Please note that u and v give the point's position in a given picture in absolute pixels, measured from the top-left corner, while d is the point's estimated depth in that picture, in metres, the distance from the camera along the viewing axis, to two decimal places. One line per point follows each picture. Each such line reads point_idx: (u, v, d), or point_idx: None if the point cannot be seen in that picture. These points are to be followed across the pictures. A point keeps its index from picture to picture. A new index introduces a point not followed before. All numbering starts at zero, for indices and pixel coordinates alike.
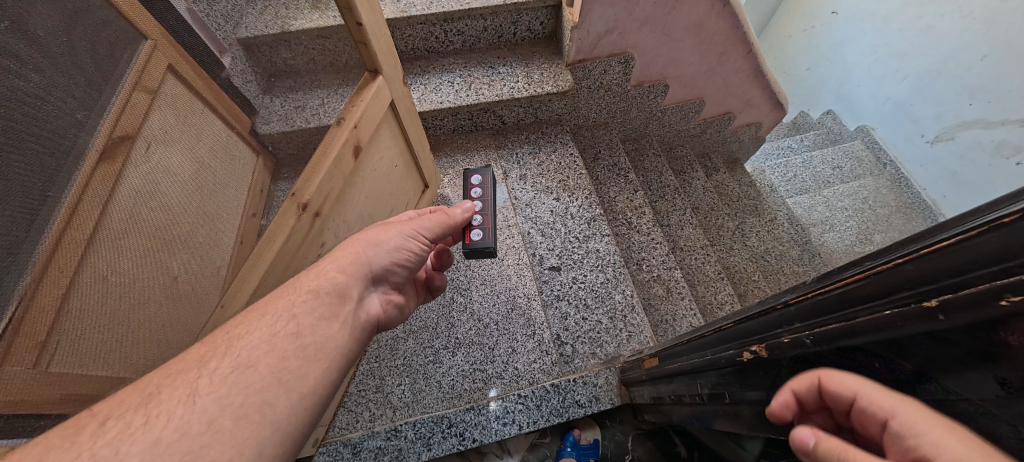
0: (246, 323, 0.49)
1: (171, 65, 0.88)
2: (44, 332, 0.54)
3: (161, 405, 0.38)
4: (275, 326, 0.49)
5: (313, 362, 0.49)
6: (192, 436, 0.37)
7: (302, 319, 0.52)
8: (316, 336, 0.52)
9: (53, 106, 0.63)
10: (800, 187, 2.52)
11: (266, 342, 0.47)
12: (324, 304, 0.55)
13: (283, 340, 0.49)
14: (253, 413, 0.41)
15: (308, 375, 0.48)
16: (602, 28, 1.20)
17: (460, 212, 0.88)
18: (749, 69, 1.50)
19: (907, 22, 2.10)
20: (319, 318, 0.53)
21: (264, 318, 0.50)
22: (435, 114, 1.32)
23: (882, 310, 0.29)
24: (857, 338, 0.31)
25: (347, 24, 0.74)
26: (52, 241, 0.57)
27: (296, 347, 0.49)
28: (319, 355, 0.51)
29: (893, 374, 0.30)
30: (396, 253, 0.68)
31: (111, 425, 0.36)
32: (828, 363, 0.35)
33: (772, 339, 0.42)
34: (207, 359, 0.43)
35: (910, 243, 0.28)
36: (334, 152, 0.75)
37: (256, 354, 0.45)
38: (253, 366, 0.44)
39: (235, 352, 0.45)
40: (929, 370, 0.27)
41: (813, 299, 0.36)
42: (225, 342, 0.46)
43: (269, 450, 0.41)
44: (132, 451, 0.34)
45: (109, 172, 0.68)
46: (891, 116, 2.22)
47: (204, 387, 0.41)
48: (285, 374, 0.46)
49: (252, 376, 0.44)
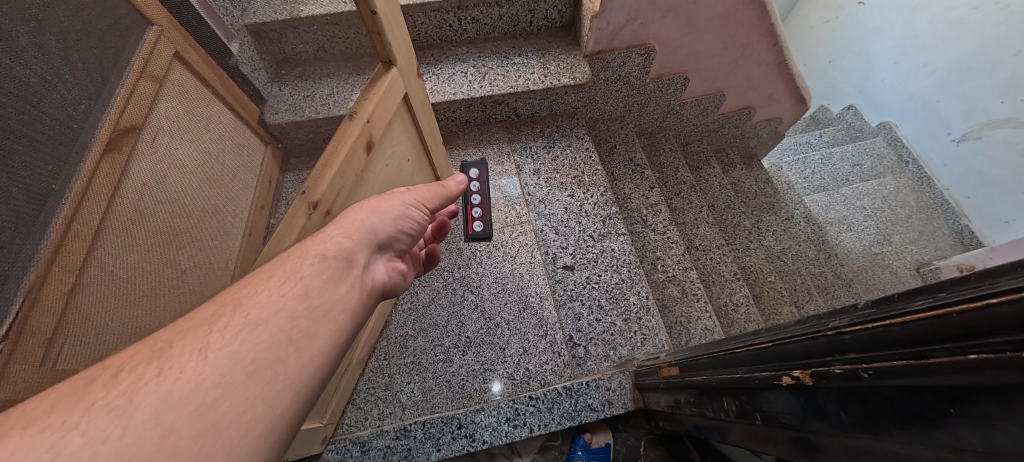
0: (254, 284, 0.44)
1: (177, 52, 0.88)
2: (50, 328, 0.52)
3: (173, 358, 0.34)
4: (282, 287, 0.44)
5: (323, 321, 0.44)
6: (206, 388, 0.33)
7: (310, 280, 0.46)
8: (326, 298, 0.46)
9: (56, 95, 0.62)
10: (817, 186, 2.31)
11: (276, 301, 0.42)
12: (330, 264, 0.50)
13: (292, 299, 0.44)
14: (265, 370, 0.37)
15: (318, 336, 0.43)
16: (622, 18, 1.14)
17: (454, 184, 0.88)
18: (774, 62, 1.43)
19: (937, 15, 1.96)
20: (327, 279, 0.48)
21: (273, 278, 0.45)
22: (448, 105, 1.28)
23: (967, 354, 0.24)
24: (930, 379, 0.27)
25: (361, 13, 0.70)
26: (58, 237, 0.55)
27: (305, 308, 0.44)
28: (327, 315, 0.45)
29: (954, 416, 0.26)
30: (400, 219, 0.66)
31: (124, 377, 0.32)
32: (892, 400, 0.31)
33: (819, 367, 0.38)
34: (216, 317, 0.39)
35: (1003, 277, 0.23)
36: (346, 148, 0.71)
37: (267, 312, 0.41)
38: (264, 323, 0.40)
39: (245, 310, 0.40)
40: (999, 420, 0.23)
41: (873, 331, 0.32)
42: (234, 301, 0.42)
43: (283, 406, 0.37)
44: (144, 402, 0.30)
45: (115, 164, 0.68)
46: (917, 112, 2.15)
47: (215, 343, 0.36)
48: (296, 333, 0.41)
49: (263, 333, 0.39)
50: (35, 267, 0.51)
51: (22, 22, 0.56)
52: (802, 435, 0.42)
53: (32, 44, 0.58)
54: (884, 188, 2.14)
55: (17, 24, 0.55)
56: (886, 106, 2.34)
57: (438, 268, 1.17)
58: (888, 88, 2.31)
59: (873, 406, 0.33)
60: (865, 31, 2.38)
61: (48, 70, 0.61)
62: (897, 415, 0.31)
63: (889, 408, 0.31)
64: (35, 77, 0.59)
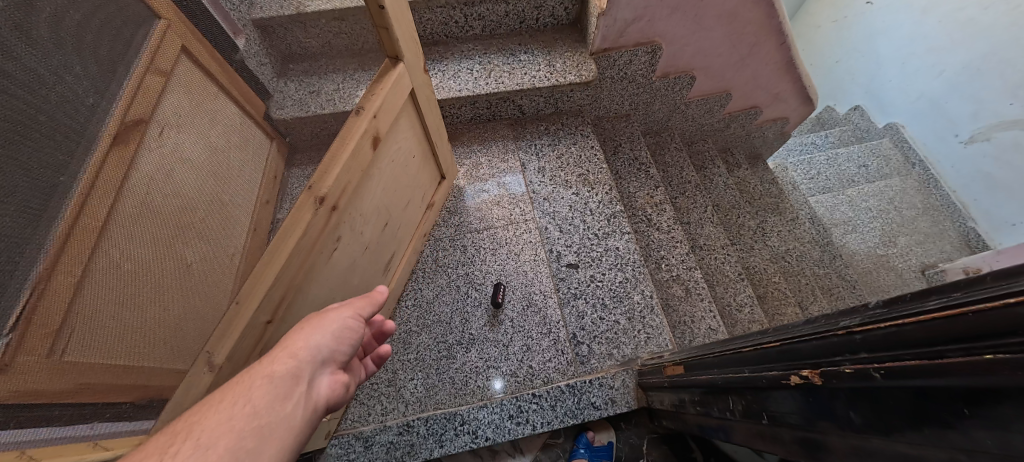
0: (204, 408, 0.42)
1: (184, 46, 0.88)
2: (59, 319, 0.54)
3: None
4: (232, 409, 0.42)
5: (269, 440, 0.41)
6: None
7: (257, 400, 0.43)
8: (274, 415, 0.43)
9: (65, 87, 0.62)
10: (822, 186, 2.28)
11: (225, 422, 0.40)
12: (274, 386, 0.46)
13: (239, 420, 0.41)
14: None
15: (263, 456, 0.40)
16: (630, 15, 1.13)
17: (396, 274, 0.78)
18: (782, 61, 1.42)
19: (946, 16, 1.95)
20: (274, 399, 0.45)
21: (222, 402, 0.42)
22: (453, 102, 1.28)
23: (983, 353, 0.23)
24: (944, 379, 0.26)
25: (369, 8, 0.70)
26: (65, 230, 0.57)
27: (253, 426, 0.41)
28: (273, 435, 0.42)
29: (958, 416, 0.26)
30: (345, 332, 0.58)
31: None
32: (904, 401, 0.30)
33: (829, 366, 0.37)
34: (168, 444, 0.37)
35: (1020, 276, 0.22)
36: (353, 142, 0.71)
37: (215, 433, 0.38)
38: (214, 444, 0.37)
39: (197, 434, 0.38)
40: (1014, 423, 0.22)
41: (885, 330, 0.31)
42: (185, 427, 0.39)
43: None
44: None
45: (122, 157, 0.69)
46: (925, 113, 2.13)
47: None
48: (241, 454, 0.38)
49: (212, 454, 0.36)
50: (41, 261, 0.52)
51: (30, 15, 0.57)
52: (809, 435, 0.42)
53: (41, 35, 0.59)
54: (890, 190, 2.13)
55: (26, 15, 0.56)
56: (894, 107, 2.32)
57: (441, 265, 1.17)
58: (896, 89, 2.29)
59: (885, 408, 0.32)
60: (875, 30, 2.36)
61: (56, 62, 0.62)
62: (909, 416, 0.30)
63: (901, 409, 0.30)
64: (43, 69, 0.59)
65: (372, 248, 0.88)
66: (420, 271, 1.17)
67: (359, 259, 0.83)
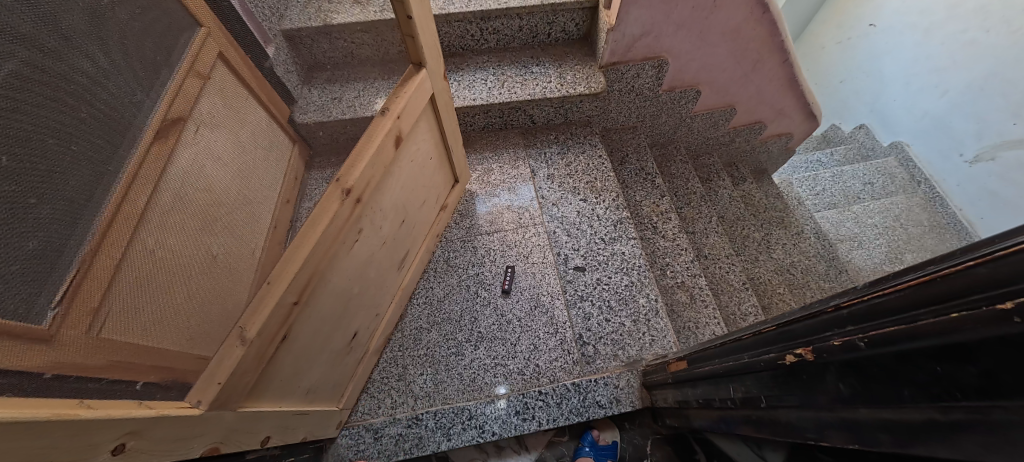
0: None
1: (220, 53, 0.96)
2: (96, 300, 0.61)
3: None
4: None
5: None
6: None
7: None
8: None
9: (116, 86, 0.71)
10: (828, 202, 2.31)
11: None
12: None
13: None
14: None
15: None
16: (637, 31, 1.20)
17: None
18: (784, 78, 1.47)
19: (949, 38, 2.00)
20: None
21: None
22: (468, 110, 1.34)
23: (950, 312, 0.26)
24: (918, 342, 0.29)
25: (398, 17, 0.76)
26: (112, 210, 0.66)
27: None
28: None
29: (930, 376, 0.28)
30: None
31: None
32: (886, 368, 0.32)
33: (820, 342, 0.39)
34: None
35: (975, 247, 0.26)
36: (378, 140, 0.75)
37: None
38: None
39: None
40: (990, 379, 0.24)
41: (871, 303, 0.34)
42: None
43: None
44: None
45: (161, 152, 0.78)
46: (930, 131, 2.16)
47: None
48: None
49: None
50: (88, 242, 0.61)
51: (84, 18, 0.64)
52: (805, 414, 0.43)
53: (91, 42, 0.66)
54: (896, 207, 2.14)
55: (77, 18, 0.63)
56: (899, 126, 2.35)
57: (453, 265, 1.21)
58: (900, 108, 2.33)
59: (867, 377, 0.34)
60: (878, 52, 2.41)
61: (105, 65, 0.69)
62: (890, 381, 0.32)
63: (883, 376, 0.32)
64: (91, 70, 0.66)
65: (389, 243, 0.92)
66: (431, 271, 1.20)
67: (377, 253, 0.87)
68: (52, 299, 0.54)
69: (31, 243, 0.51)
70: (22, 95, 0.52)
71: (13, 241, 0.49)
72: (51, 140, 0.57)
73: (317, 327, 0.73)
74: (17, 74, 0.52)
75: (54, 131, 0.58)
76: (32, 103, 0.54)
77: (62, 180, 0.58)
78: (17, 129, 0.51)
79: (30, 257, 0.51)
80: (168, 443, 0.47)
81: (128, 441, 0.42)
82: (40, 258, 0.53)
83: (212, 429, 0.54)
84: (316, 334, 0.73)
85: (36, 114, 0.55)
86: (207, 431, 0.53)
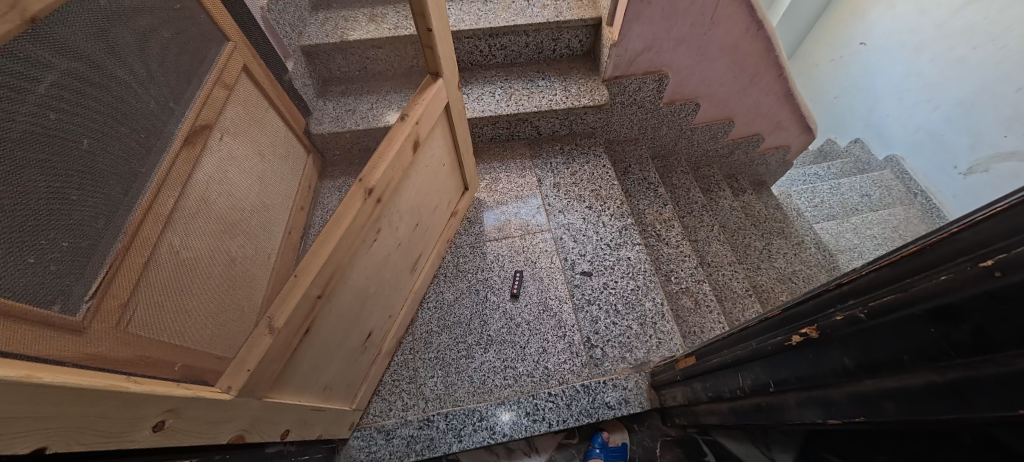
0: None
1: (245, 65, 1.00)
2: (126, 294, 0.63)
3: None
4: None
5: None
6: None
7: None
8: None
9: (149, 94, 0.76)
10: (828, 214, 2.28)
11: None
12: None
13: None
14: None
15: None
16: (639, 46, 1.26)
17: None
18: (780, 92, 1.54)
19: (940, 54, 2.07)
20: None
21: None
22: (477, 121, 1.39)
23: (939, 275, 0.30)
24: (911, 307, 0.32)
25: (418, 31, 0.82)
26: (142, 211, 0.69)
27: None
28: None
29: (923, 338, 0.31)
30: None
31: None
32: (884, 336, 0.35)
33: (824, 319, 0.42)
34: None
35: (960, 218, 0.30)
36: (398, 144, 0.79)
37: None
38: None
39: None
40: (980, 332, 0.27)
41: (870, 278, 0.37)
42: None
43: None
44: None
45: (189, 158, 0.81)
46: (924, 145, 2.22)
47: None
48: None
49: None
50: (118, 242, 0.63)
51: (120, 31, 0.68)
52: (812, 392, 0.45)
53: (125, 53, 0.70)
54: (894, 219, 2.13)
55: (117, 32, 0.68)
56: (894, 139, 2.42)
57: (462, 270, 1.24)
58: (895, 123, 2.40)
59: (868, 347, 0.36)
60: (872, 68, 2.49)
61: (136, 76, 0.74)
62: (889, 348, 0.34)
63: (883, 344, 0.35)
64: (122, 80, 0.70)
65: (404, 245, 0.95)
66: (441, 275, 1.23)
67: (392, 254, 0.90)
68: (83, 294, 0.56)
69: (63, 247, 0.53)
70: (61, 103, 0.56)
71: (48, 243, 0.51)
72: (84, 145, 0.61)
73: (336, 323, 0.75)
74: (62, 83, 0.56)
75: (86, 135, 0.61)
76: (70, 112, 0.58)
77: (94, 186, 0.61)
78: (54, 132, 0.54)
79: (64, 257, 0.53)
80: (199, 426, 0.48)
81: (167, 419, 0.44)
82: (74, 255, 0.56)
83: (239, 416, 0.55)
84: (335, 330, 0.76)
85: (74, 120, 0.58)
86: (234, 417, 0.55)
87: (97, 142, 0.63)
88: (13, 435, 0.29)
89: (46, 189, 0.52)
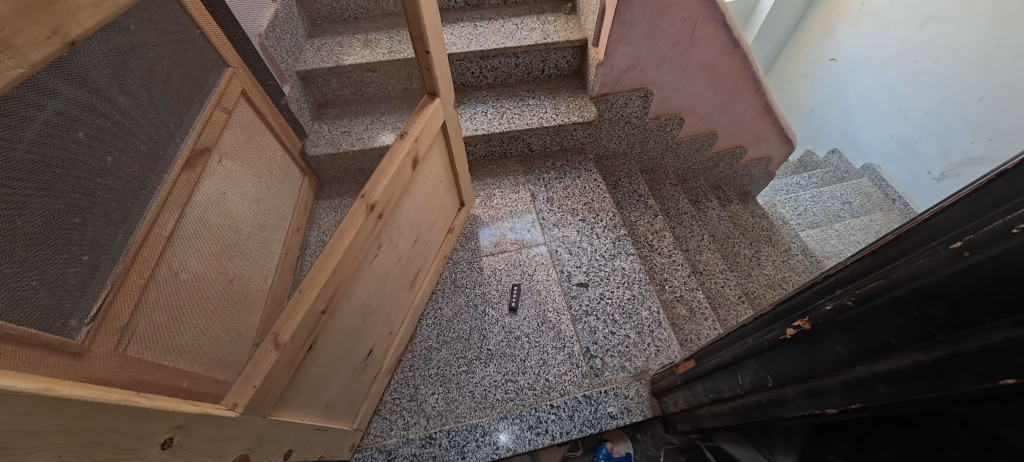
0: None
1: (244, 91, 1.01)
2: (124, 319, 0.62)
3: None
4: None
5: None
6: None
7: None
8: None
9: (154, 116, 0.77)
10: (811, 222, 2.34)
11: None
12: None
13: None
14: None
15: None
16: (624, 65, 1.32)
17: None
18: (758, 106, 1.62)
19: (905, 67, 2.20)
20: None
21: None
22: (470, 139, 1.43)
23: (917, 259, 0.32)
24: (894, 290, 0.34)
25: (416, 53, 0.86)
26: (143, 232, 0.69)
27: None
28: None
29: (908, 319, 0.33)
30: None
31: None
32: (872, 320, 0.37)
33: (815, 310, 0.45)
34: None
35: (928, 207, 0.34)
36: (398, 162, 0.82)
37: None
38: None
39: None
40: (958, 308, 0.30)
41: (854, 266, 0.40)
42: None
43: None
44: None
45: (190, 180, 0.81)
46: (897, 153, 2.33)
47: None
48: None
49: None
50: (118, 264, 0.63)
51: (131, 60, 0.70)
52: (808, 384, 0.47)
53: (131, 80, 0.72)
54: (874, 224, 2.19)
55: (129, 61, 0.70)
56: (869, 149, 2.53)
57: (460, 285, 1.25)
58: (869, 132, 2.51)
59: (858, 332, 0.39)
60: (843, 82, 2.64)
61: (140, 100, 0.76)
62: (877, 331, 0.37)
63: (872, 328, 0.37)
64: (127, 104, 0.71)
65: (404, 261, 0.96)
66: (439, 291, 1.23)
67: (393, 269, 0.91)
68: (87, 311, 0.56)
69: (58, 265, 0.53)
70: (66, 125, 0.56)
71: (43, 261, 0.50)
72: (86, 164, 0.61)
73: (339, 339, 0.75)
74: (70, 107, 0.57)
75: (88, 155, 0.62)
76: (72, 133, 0.58)
77: (93, 206, 0.61)
78: (57, 152, 0.55)
79: (58, 276, 0.52)
80: (206, 445, 0.48)
81: (175, 436, 0.44)
82: (71, 275, 0.55)
83: (245, 433, 0.55)
84: (338, 346, 0.76)
85: (74, 147, 0.59)
86: (240, 435, 0.54)
87: (96, 167, 0.63)
88: (29, 449, 0.29)
89: (43, 217, 0.52)
